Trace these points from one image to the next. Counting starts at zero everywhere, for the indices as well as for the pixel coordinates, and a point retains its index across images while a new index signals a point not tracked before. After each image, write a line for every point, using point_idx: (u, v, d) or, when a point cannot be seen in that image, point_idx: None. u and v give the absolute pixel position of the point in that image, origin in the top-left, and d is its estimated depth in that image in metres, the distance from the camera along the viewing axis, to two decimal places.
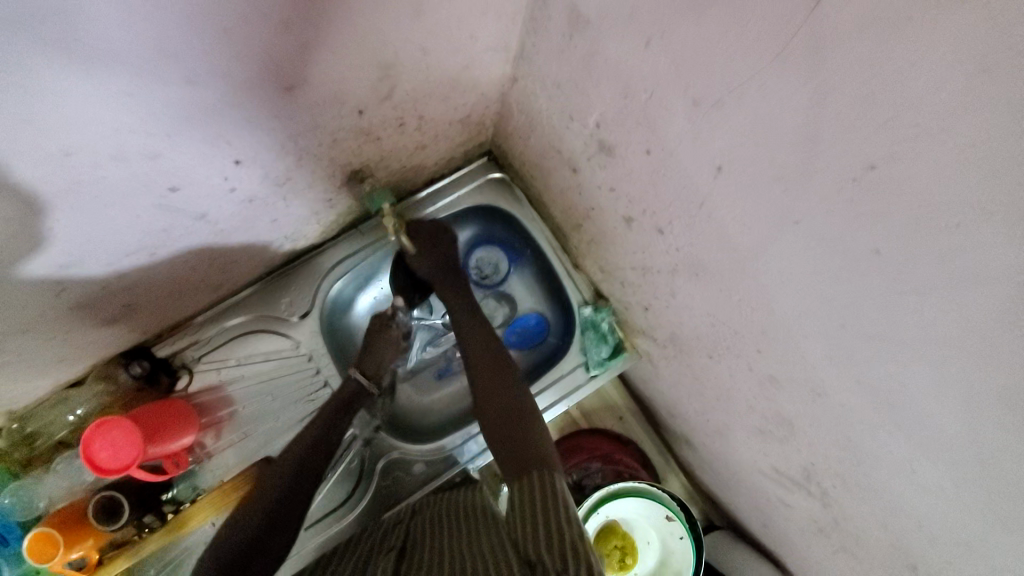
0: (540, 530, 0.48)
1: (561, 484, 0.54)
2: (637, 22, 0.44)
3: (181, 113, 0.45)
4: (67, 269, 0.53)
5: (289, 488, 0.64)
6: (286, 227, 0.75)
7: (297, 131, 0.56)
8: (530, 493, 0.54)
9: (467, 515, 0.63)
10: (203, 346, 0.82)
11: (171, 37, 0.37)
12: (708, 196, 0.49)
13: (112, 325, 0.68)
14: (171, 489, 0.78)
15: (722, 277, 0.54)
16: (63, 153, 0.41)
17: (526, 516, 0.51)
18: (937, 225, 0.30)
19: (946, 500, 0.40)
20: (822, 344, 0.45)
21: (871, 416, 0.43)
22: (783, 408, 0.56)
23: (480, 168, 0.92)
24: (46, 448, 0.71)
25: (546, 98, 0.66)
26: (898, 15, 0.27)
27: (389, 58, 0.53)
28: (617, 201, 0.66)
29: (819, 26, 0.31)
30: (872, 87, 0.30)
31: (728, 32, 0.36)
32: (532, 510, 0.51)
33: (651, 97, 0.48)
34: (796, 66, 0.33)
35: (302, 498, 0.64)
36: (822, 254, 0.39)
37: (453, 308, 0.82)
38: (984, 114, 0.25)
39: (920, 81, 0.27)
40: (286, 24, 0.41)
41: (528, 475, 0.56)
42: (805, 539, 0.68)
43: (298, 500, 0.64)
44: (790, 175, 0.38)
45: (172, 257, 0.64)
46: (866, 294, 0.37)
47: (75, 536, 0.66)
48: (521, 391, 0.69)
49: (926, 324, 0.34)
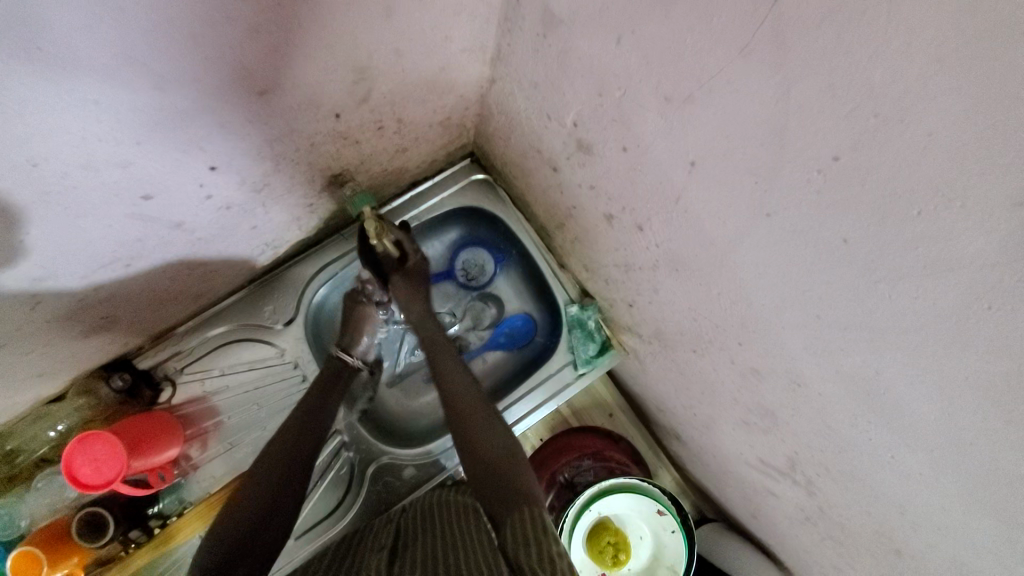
0: (530, 548, 0.48)
1: (540, 511, 0.54)
2: (608, 21, 0.45)
3: (152, 119, 0.44)
4: (39, 283, 0.52)
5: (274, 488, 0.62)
6: (267, 233, 0.75)
7: (273, 135, 0.56)
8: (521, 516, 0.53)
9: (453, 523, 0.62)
10: (185, 356, 0.81)
11: (136, 42, 0.36)
12: (683, 190, 0.49)
13: (91, 337, 0.67)
14: (156, 504, 0.77)
15: (701, 271, 0.55)
16: (29, 163, 0.40)
17: (513, 536, 0.51)
18: (902, 212, 0.31)
19: (923, 483, 0.40)
20: (801, 335, 0.45)
21: (849, 402, 0.44)
22: (766, 399, 0.57)
23: (463, 170, 0.92)
24: (28, 465, 0.69)
25: (524, 98, 0.66)
26: (854, 9, 0.27)
27: (364, 61, 0.53)
28: (598, 198, 0.66)
29: (780, 19, 0.31)
30: (834, 79, 0.30)
31: (695, 28, 0.37)
32: (523, 534, 0.50)
33: (625, 94, 0.48)
34: (760, 61, 0.34)
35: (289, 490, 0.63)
36: (795, 244, 0.40)
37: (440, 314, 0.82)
38: (941, 101, 0.26)
39: (878, 73, 0.28)
40: (255, 27, 0.41)
41: (511, 504, 0.55)
42: (793, 528, 0.69)
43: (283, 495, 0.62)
44: (761, 167, 0.39)
45: (149, 267, 0.63)
46: (839, 283, 0.38)
47: (59, 555, 0.65)
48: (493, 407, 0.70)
49: (898, 310, 0.34)
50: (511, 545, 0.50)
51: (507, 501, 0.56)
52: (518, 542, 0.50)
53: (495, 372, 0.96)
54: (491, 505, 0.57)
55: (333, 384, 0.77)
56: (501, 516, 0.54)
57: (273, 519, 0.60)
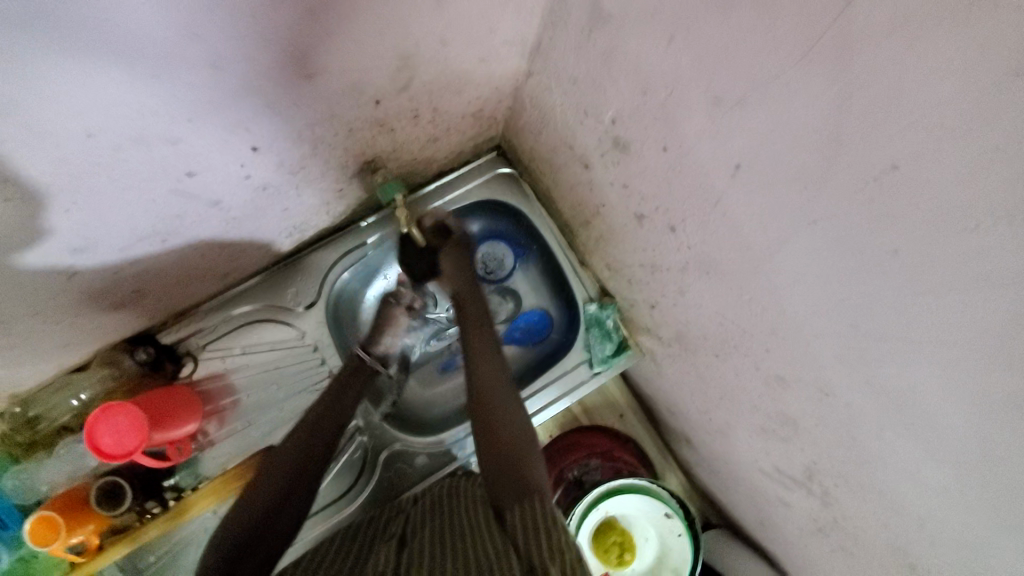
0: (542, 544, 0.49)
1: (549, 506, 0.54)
2: (662, 19, 0.44)
3: (204, 97, 0.45)
4: (79, 255, 0.53)
5: (294, 468, 0.64)
6: (296, 216, 0.75)
7: (314, 120, 0.57)
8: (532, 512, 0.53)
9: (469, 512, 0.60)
10: (207, 334, 0.82)
11: (201, 19, 0.37)
12: (723, 194, 0.49)
13: (120, 310, 0.68)
14: (172, 476, 0.78)
15: (733, 275, 0.55)
16: (86, 134, 0.41)
17: (526, 532, 0.51)
18: (956, 228, 0.30)
19: (948, 499, 0.41)
20: (834, 344, 0.45)
21: (879, 415, 0.44)
22: (789, 408, 0.57)
23: (488, 162, 0.92)
24: (49, 432, 0.70)
25: (561, 93, 0.66)
26: (929, 19, 0.27)
27: (409, 49, 0.53)
28: (629, 197, 0.66)
29: (849, 25, 0.31)
30: (899, 89, 0.30)
31: (756, 30, 0.37)
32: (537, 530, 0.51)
33: (671, 94, 0.48)
34: (822, 66, 0.34)
35: (311, 470, 0.65)
36: (838, 253, 0.40)
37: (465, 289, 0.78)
38: (1009, 120, 0.26)
39: (948, 85, 0.28)
40: (312, 10, 0.41)
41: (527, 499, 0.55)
42: (803, 538, 0.69)
43: (310, 473, 0.64)
44: (810, 174, 0.39)
45: (183, 244, 0.64)
46: (881, 295, 0.38)
47: (77, 521, 0.65)
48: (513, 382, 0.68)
49: (940, 325, 0.34)
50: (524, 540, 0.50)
51: (519, 494, 0.56)
52: (530, 537, 0.50)
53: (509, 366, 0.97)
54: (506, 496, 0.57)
55: (351, 372, 0.76)
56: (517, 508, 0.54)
57: (287, 497, 0.61)
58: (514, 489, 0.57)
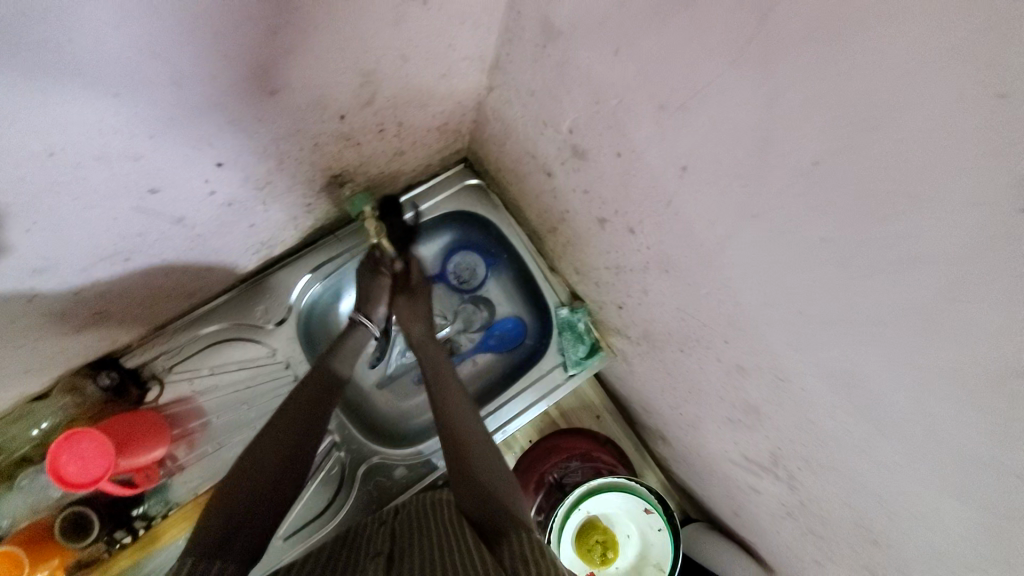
0: (529, 558, 0.47)
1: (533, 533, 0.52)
2: (607, 33, 0.47)
3: (169, 115, 0.45)
4: (38, 276, 0.52)
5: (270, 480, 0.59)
6: (263, 231, 0.75)
7: (278, 134, 0.57)
8: (517, 538, 0.51)
9: (433, 526, 0.62)
10: (173, 355, 0.80)
11: (163, 37, 0.37)
12: (675, 194, 0.52)
13: (82, 333, 0.67)
14: (141, 505, 0.76)
15: (690, 272, 0.58)
16: (46, 152, 0.41)
17: (512, 551, 0.49)
18: (874, 213, 0.34)
19: (895, 469, 0.43)
20: (783, 330, 0.48)
21: (829, 395, 0.47)
22: (750, 396, 0.60)
23: (457, 174, 0.94)
24: (6, 465, 0.67)
25: (521, 105, 0.69)
26: (834, 29, 0.30)
27: (371, 65, 0.55)
28: (591, 202, 0.69)
29: (766, 37, 0.34)
30: (814, 93, 0.33)
31: (690, 41, 0.40)
32: (522, 551, 0.49)
33: (621, 103, 0.52)
34: (749, 74, 0.37)
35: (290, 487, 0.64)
36: (779, 244, 0.43)
37: (428, 330, 0.83)
38: (906, 114, 0.29)
39: (854, 86, 0.31)
40: (273, 29, 0.43)
41: (509, 525, 0.54)
42: (774, 523, 0.71)
43: None
44: (747, 172, 0.42)
45: (147, 263, 0.63)
46: (818, 280, 0.41)
47: (39, 556, 0.65)
48: (471, 415, 0.72)
49: (871, 303, 0.38)
50: (508, 558, 0.49)
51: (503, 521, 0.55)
52: (514, 556, 0.49)
53: (487, 373, 0.99)
54: (487, 522, 0.56)
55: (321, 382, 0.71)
56: (498, 534, 0.53)
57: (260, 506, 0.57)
58: (496, 515, 0.56)
